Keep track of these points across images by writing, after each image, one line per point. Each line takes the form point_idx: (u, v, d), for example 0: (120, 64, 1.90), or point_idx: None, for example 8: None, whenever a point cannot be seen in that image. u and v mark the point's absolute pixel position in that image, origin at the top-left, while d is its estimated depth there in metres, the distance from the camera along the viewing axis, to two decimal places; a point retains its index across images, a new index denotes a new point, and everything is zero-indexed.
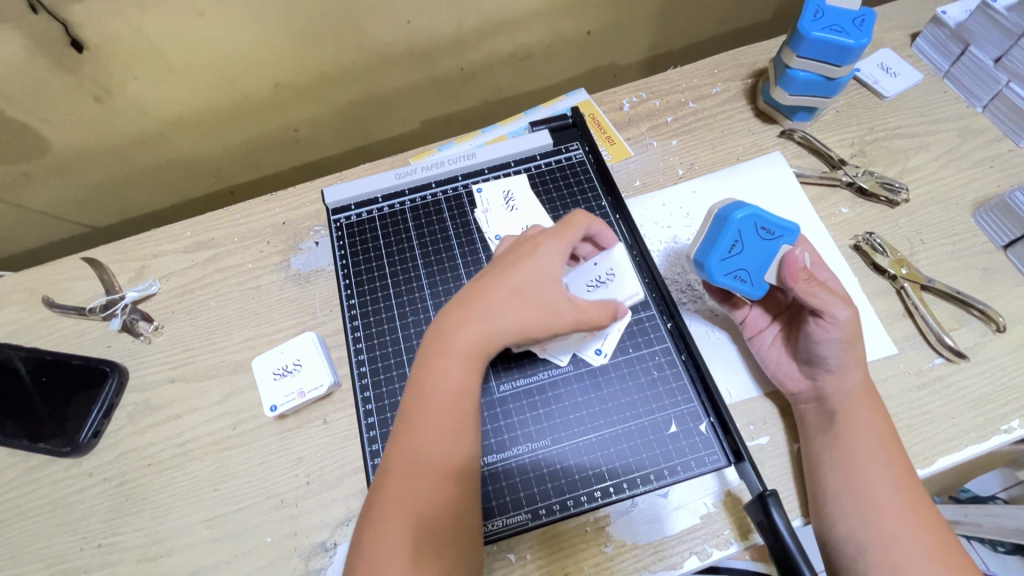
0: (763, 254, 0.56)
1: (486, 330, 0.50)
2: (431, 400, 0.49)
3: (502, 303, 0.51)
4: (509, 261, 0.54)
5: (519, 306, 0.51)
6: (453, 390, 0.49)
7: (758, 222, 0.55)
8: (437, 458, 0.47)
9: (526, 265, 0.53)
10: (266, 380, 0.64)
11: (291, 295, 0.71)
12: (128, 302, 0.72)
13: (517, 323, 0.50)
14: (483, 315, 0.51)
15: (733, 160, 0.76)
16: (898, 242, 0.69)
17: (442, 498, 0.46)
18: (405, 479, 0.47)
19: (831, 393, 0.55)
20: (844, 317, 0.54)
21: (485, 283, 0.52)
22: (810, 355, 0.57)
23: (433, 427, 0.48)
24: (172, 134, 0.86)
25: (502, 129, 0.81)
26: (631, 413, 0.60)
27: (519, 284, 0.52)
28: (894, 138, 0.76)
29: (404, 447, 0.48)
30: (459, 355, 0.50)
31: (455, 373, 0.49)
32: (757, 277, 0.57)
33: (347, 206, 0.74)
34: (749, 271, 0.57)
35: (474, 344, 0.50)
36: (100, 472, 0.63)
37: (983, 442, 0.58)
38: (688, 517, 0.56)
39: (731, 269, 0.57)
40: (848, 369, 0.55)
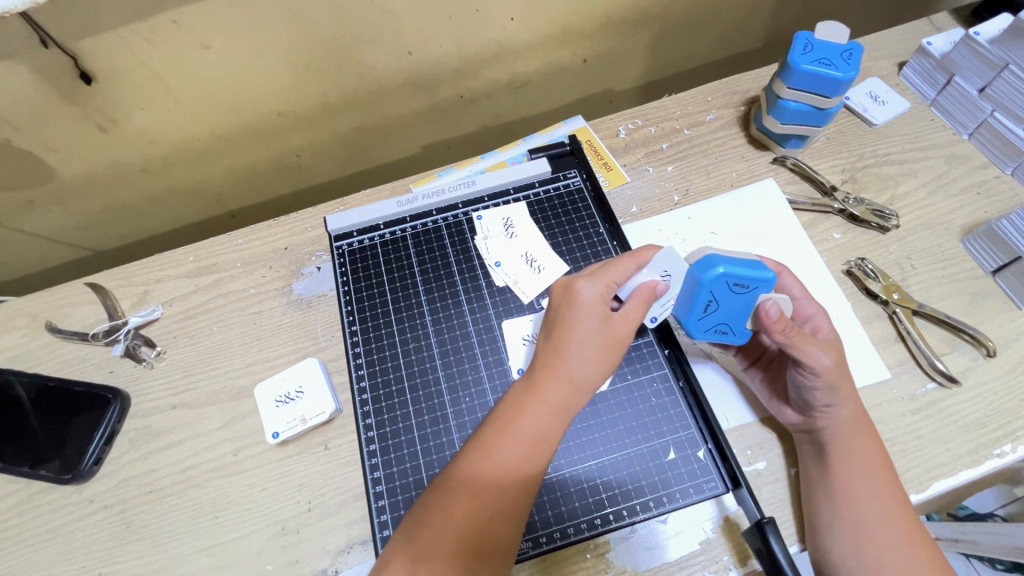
0: (739, 306, 0.56)
1: (573, 383, 0.51)
2: (514, 447, 0.48)
3: (586, 352, 0.51)
4: (582, 301, 0.53)
5: (595, 347, 0.52)
6: (536, 444, 0.49)
7: (729, 281, 0.55)
8: (509, 510, 0.48)
9: (601, 307, 0.53)
10: (268, 407, 0.65)
11: (293, 320, 0.72)
12: (131, 328, 0.73)
13: (591, 366, 0.51)
14: (571, 366, 0.51)
15: (728, 186, 0.78)
16: (889, 267, 0.71)
17: (492, 533, 0.47)
18: (465, 503, 0.47)
19: (824, 427, 0.55)
20: (823, 365, 0.54)
21: (566, 328, 0.52)
22: (796, 397, 0.57)
23: (510, 477, 0.48)
24: (177, 161, 0.87)
25: (502, 155, 0.82)
26: (630, 440, 0.61)
27: (598, 330, 0.52)
28: (883, 165, 0.78)
29: (472, 473, 0.48)
30: (548, 405, 0.50)
31: (542, 427, 0.49)
32: (739, 326, 0.58)
33: (349, 233, 0.75)
34: (729, 323, 0.58)
35: (561, 395, 0.50)
36: (100, 500, 0.63)
37: (977, 467, 0.59)
38: (688, 543, 0.56)
39: (711, 324, 0.58)
40: (839, 406, 0.55)
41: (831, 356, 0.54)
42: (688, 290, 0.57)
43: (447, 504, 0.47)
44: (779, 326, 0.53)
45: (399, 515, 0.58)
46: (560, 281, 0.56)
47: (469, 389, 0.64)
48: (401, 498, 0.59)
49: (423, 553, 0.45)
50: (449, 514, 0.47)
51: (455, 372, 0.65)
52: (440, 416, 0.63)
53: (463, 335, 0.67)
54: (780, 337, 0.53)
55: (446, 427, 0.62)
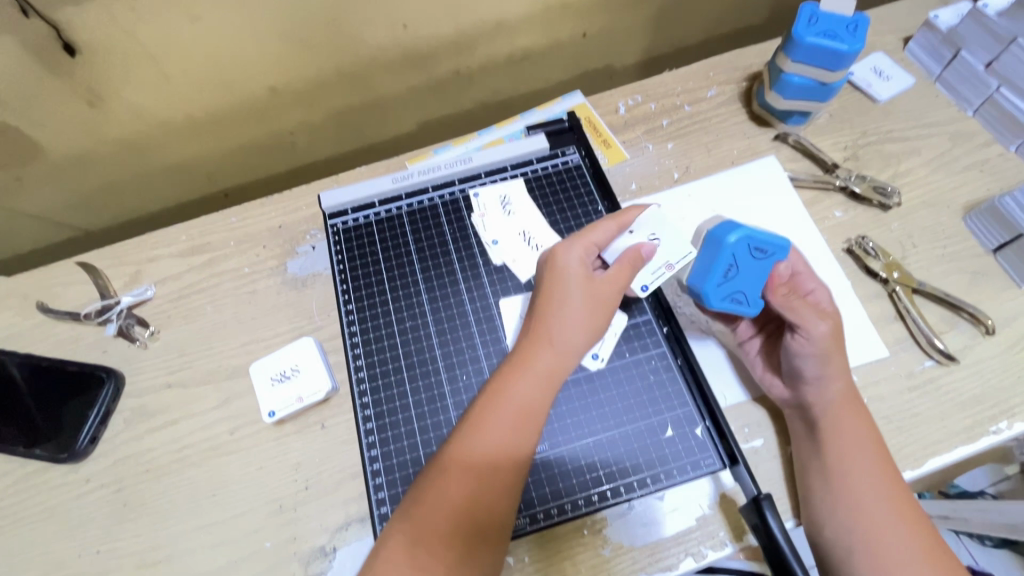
0: (757, 273, 0.57)
1: (561, 350, 0.51)
2: (505, 417, 0.49)
3: (572, 319, 0.52)
4: (563, 270, 0.54)
5: (580, 312, 0.52)
6: (526, 412, 0.49)
7: (750, 243, 0.56)
8: (504, 481, 0.48)
9: (583, 275, 0.54)
10: (264, 386, 0.64)
11: (288, 299, 0.71)
12: (123, 308, 0.72)
13: (578, 332, 0.52)
14: (556, 334, 0.52)
15: (728, 163, 0.77)
16: (889, 245, 0.70)
17: (488, 506, 0.47)
18: (457, 478, 0.47)
19: (814, 403, 0.56)
20: (820, 331, 0.56)
21: (550, 298, 0.53)
22: (790, 367, 0.58)
23: (502, 447, 0.48)
24: (167, 138, 0.85)
25: (499, 132, 0.80)
26: (627, 417, 0.61)
27: (582, 296, 0.53)
28: (886, 143, 0.77)
29: (463, 447, 0.48)
30: (535, 373, 0.50)
31: (531, 396, 0.50)
32: (753, 295, 0.57)
33: (344, 210, 0.74)
34: (746, 292, 0.57)
35: (548, 363, 0.51)
36: (97, 478, 0.63)
37: (972, 444, 0.59)
38: (684, 519, 0.57)
39: (727, 292, 0.57)
40: (832, 378, 0.56)
41: (829, 325, 0.56)
42: (710, 252, 0.57)
43: (440, 481, 0.47)
44: (781, 293, 0.58)
45: (397, 493, 0.58)
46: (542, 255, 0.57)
47: (466, 367, 0.64)
48: (399, 476, 0.59)
49: (420, 529, 0.45)
50: (444, 489, 0.47)
51: (452, 350, 0.65)
52: (437, 394, 0.63)
53: (460, 314, 0.67)
54: (780, 301, 0.58)
55: (443, 406, 0.62)
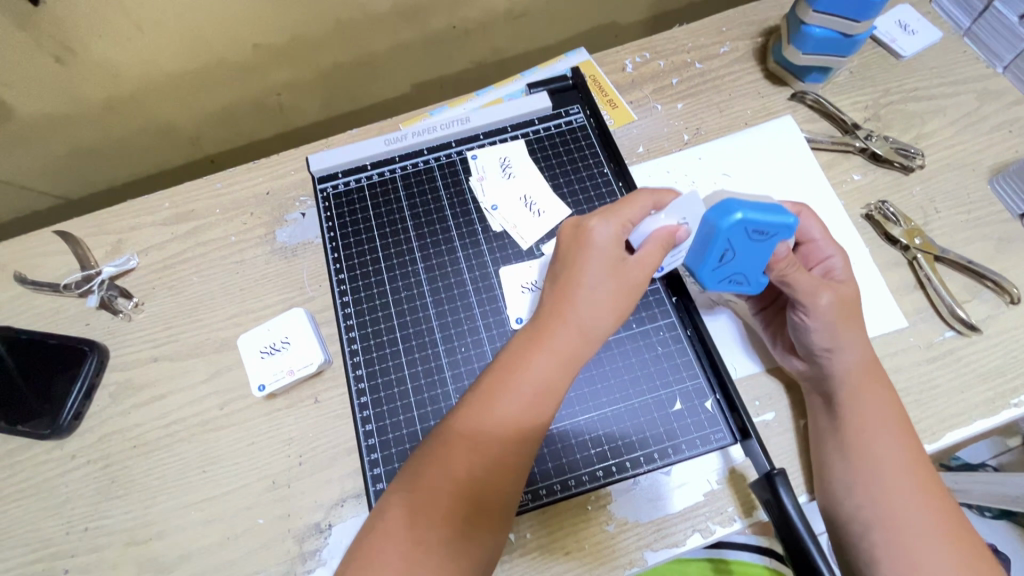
0: (757, 255, 0.52)
1: (582, 331, 0.48)
2: (519, 396, 0.45)
3: (596, 296, 0.48)
4: (590, 243, 0.49)
5: (607, 291, 0.48)
6: (541, 394, 0.46)
7: (748, 228, 0.49)
8: (512, 462, 0.45)
9: (613, 252, 0.49)
10: (253, 358, 0.61)
11: (278, 269, 0.68)
12: (105, 278, 0.68)
13: (604, 312, 0.48)
14: (580, 312, 0.47)
15: (742, 124, 0.72)
16: (911, 211, 0.66)
17: (493, 487, 0.44)
18: (464, 455, 0.44)
19: (834, 375, 0.53)
20: (820, 304, 0.52)
21: (576, 271, 0.49)
22: (797, 340, 0.55)
23: (513, 429, 0.45)
24: (146, 98, 0.80)
25: (498, 91, 0.76)
26: (634, 391, 0.58)
27: (609, 276, 0.48)
28: (910, 102, 0.72)
29: (472, 424, 0.45)
30: (554, 353, 0.47)
31: (549, 376, 0.46)
32: (755, 276, 0.54)
33: (334, 174, 0.70)
34: (745, 275, 0.54)
35: (569, 343, 0.47)
36: (83, 455, 0.61)
37: (993, 417, 0.57)
38: (692, 494, 0.55)
39: (727, 274, 0.55)
40: (843, 352, 0.52)
41: (829, 295, 0.52)
42: (702, 240, 0.52)
43: (445, 456, 0.44)
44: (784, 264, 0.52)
45: (393, 469, 0.56)
46: (568, 224, 0.52)
47: (465, 339, 0.61)
48: (395, 451, 0.57)
49: (420, 505, 0.43)
50: (448, 465, 0.44)
51: (451, 322, 0.62)
52: (434, 367, 0.60)
53: (458, 284, 0.63)
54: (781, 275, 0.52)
55: (441, 378, 0.59)
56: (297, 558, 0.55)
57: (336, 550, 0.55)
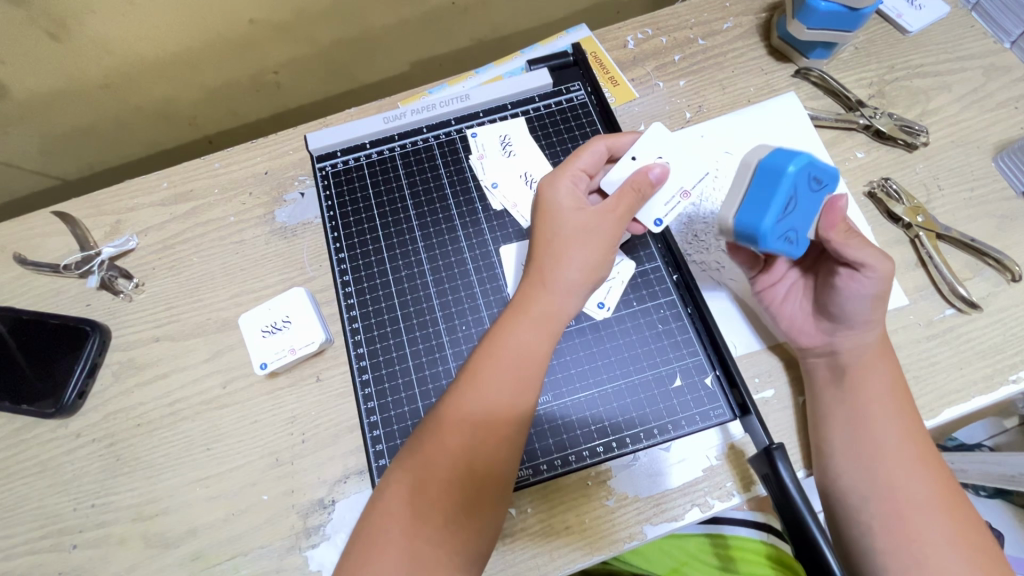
0: (806, 208, 0.49)
1: (559, 294, 0.48)
2: (500, 361, 0.46)
3: (565, 252, 0.49)
4: (552, 207, 0.51)
5: (575, 247, 0.49)
6: (523, 357, 0.47)
7: (809, 173, 0.47)
8: (501, 429, 0.45)
9: (578, 208, 0.50)
10: (254, 338, 0.62)
11: (277, 249, 0.68)
12: (105, 259, 0.68)
13: (580, 268, 0.48)
14: (556, 275, 0.48)
15: (744, 102, 0.72)
16: (913, 188, 0.66)
17: (484, 457, 0.44)
18: (454, 427, 0.45)
19: (848, 350, 0.53)
20: (871, 272, 0.50)
21: (542, 235, 0.50)
22: (833, 309, 0.53)
23: (500, 396, 0.46)
24: (141, 76, 0.79)
25: (498, 68, 0.75)
26: (634, 367, 0.58)
27: (580, 231, 0.49)
28: (915, 78, 0.71)
29: (458, 397, 0.46)
30: (530, 317, 0.48)
31: (527, 341, 0.47)
32: (802, 234, 0.50)
33: (333, 153, 0.70)
34: (797, 232, 0.49)
35: (547, 307, 0.48)
36: (88, 433, 0.61)
37: (990, 393, 0.57)
38: (691, 470, 0.55)
39: (783, 231, 0.48)
40: (867, 327, 0.52)
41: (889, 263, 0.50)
42: (766, 186, 0.47)
43: (436, 431, 0.45)
44: (840, 229, 0.50)
45: (395, 445, 0.57)
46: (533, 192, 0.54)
47: (466, 317, 0.61)
48: (397, 428, 0.57)
49: (416, 479, 0.44)
50: (438, 438, 0.45)
51: (451, 300, 0.62)
52: (435, 345, 0.60)
53: (458, 263, 0.63)
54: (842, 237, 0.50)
55: (442, 356, 0.60)
56: (301, 533, 0.56)
57: (339, 525, 0.56)
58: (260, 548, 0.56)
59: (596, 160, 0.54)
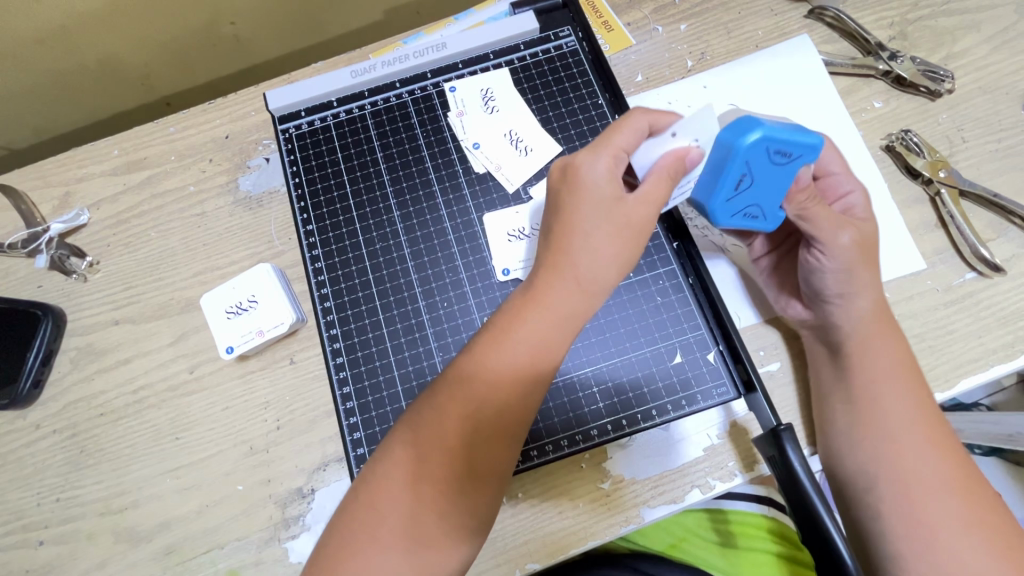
0: (778, 183, 0.45)
1: (580, 285, 0.43)
2: (512, 358, 0.41)
3: (592, 240, 0.43)
4: (581, 184, 0.44)
5: (604, 234, 0.43)
6: (539, 356, 0.42)
7: (768, 147, 0.43)
8: (508, 434, 0.41)
9: (614, 190, 0.44)
10: (218, 319, 0.57)
11: (243, 222, 0.62)
12: (53, 236, 0.62)
13: (607, 260, 0.43)
14: (577, 263, 0.43)
15: (752, 47, 0.65)
16: (935, 140, 0.60)
17: (485, 458, 0.41)
18: (456, 422, 0.40)
19: (837, 322, 0.49)
20: (841, 244, 0.47)
21: (568, 216, 0.44)
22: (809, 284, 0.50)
23: (510, 396, 0.41)
24: (81, 30, 0.71)
25: (478, 15, 0.67)
26: (631, 344, 0.54)
27: (611, 219, 0.43)
28: (940, 16, 0.64)
29: (464, 389, 0.41)
30: (551, 311, 0.42)
31: (544, 337, 0.42)
32: (774, 209, 0.48)
33: (296, 112, 0.63)
34: (763, 206, 0.47)
35: (570, 302, 0.42)
36: (48, 424, 0.57)
37: (1010, 362, 0.53)
38: (692, 451, 0.52)
39: (740, 207, 0.47)
40: (857, 296, 0.48)
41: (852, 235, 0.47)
42: (715, 169, 0.45)
43: (436, 424, 0.41)
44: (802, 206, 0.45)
45: (374, 432, 0.53)
46: (562, 161, 0.46)
47: (448, 293, 0.56)
48: (375, 414, 0.53)
49: (412, 472, 0.40)
50: (437, 431, 0.40)
51: (431, 275, 0.57)
52: (415, 324, 0.55)
53: (439, 234, 0.58)
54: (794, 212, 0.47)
55: (423, 337, 0.55)
56: (280, 524, 0.53)
57: (320, 515, 0.53)
58: (238, 540, 0.53)
59: (637, 140, 0.46)
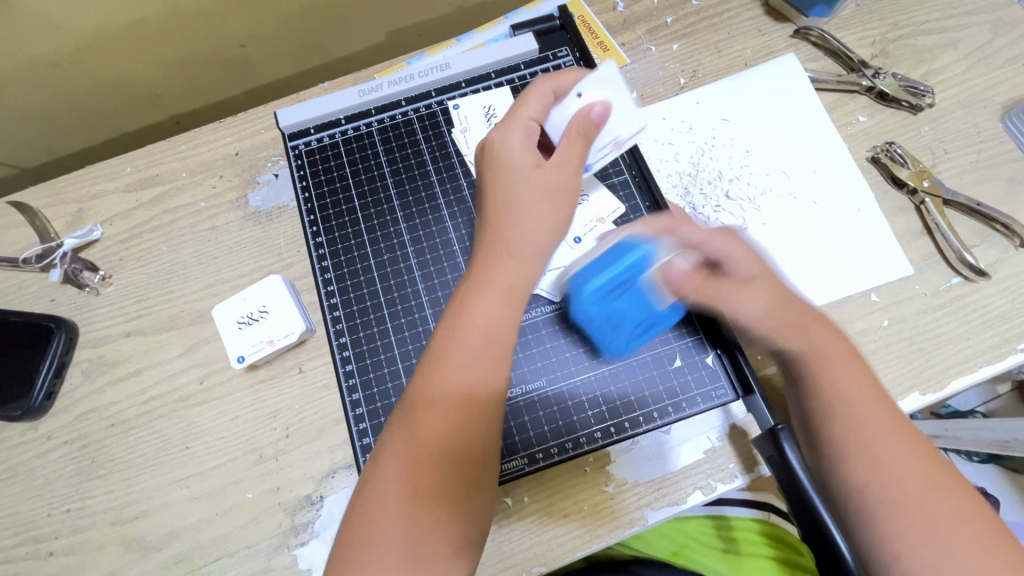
0: (635, 300, 0.52)
1: (521, 256, 0.45)
2: (472, 342, 0.42)
3: (521, 210, 0.46)
4: (502, 164, 0.48)
5: (534, 204, 0.46)
6: (494, 333, 0.43)
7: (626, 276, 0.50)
8: (482, 418, 0.42)
9: (532, 161, 0.48)
10: (230, 330, 0.58)
11: (253, 235, 0.64)
12: (67, 251, 0.63)
13: (540, 226, 0.46)
14: (512, 236, 0.46)
15: (741, 66, 0.68)
16: (919, 152, 0.63)
17: (465, 447, 0.41)
18: (428, 417, 0.41)
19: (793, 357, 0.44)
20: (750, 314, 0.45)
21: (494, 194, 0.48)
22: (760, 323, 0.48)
23: (477, 379, 0.42)
24: (97, 53, 0.74)
25: (479, 37, 0.70)
26: (632, 348, 0.56)
27: (539, 188, 0.47)
28: (919, 35, 0.68)
29: (431, 382, 0.42)
30: (496, 286, 0.44)
31: (498, 314, 0.43)
32: (660, 313, 0.53)
33: (306, 129, 0.65)
34: (649, 322, 0.54)
35: (515, 274, 0.45)
36: (59, 436, 0.58)
37: (999, 363, 0.55)
38: (692, 452, 0.53)
39: (638, 331, 0.54)
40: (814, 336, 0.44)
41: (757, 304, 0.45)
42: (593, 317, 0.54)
43: (413, 426, 0.41)
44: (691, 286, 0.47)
45: None
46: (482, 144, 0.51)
47: None
48: (384, 419, 0.55)
49: (402, 483, 0.40)
50: (418, 433, 0.41)
51: (437, 283, 0.59)
52: (422, 331, 0.57)
53: (443, 244, 0.60)
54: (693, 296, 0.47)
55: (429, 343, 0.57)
56: (289, 531, 0.54)
57: (330, 521, 0.54)
58: (248, 548, 0.53)
59: (545, 107, 0.51)
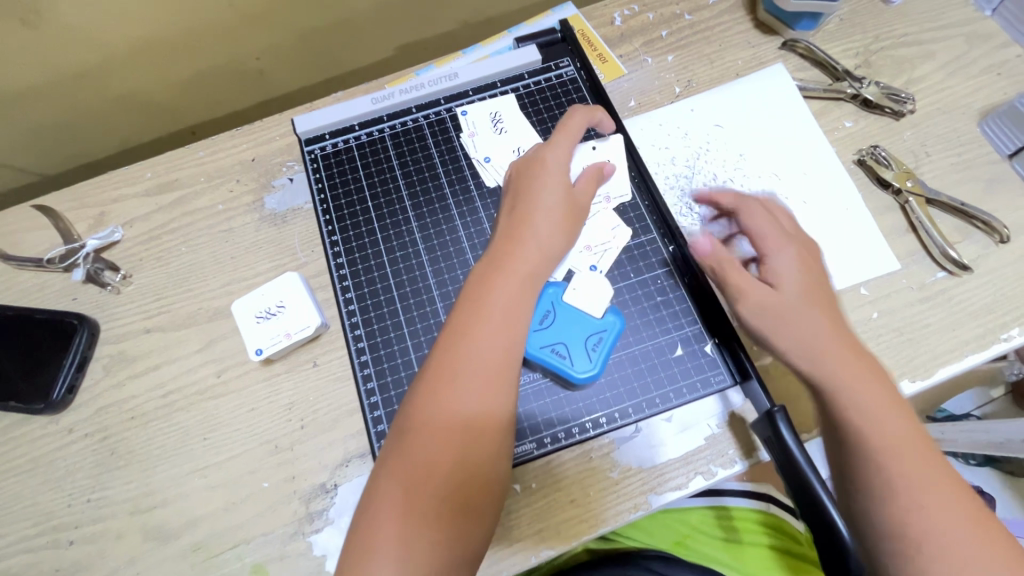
0: (568, 312, 0.57)
1: (542, 256, 0.50)
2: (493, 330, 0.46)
3: (550, 218, 0.52)
4: (539, 175, 0.54)
5: (559, 213, 0.52)
6: (516, 325, 0.47)
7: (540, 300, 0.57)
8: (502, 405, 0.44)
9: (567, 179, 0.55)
10: (248, 325, 0.60)
11: (268, 236, 0.66)
12: (90, 251, 0.66)
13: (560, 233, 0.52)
14: (539, 238, 0.51)
15: (732, 75, 0.72)
16: (902, 154, 0.67)
17: (482, 430, 0.43)
18: (451, 396, 0.44)
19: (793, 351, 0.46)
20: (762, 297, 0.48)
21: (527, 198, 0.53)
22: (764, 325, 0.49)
23: (499, 365, 0.45)
24: (120, 65, 0.77)
25: (485, 49, 0.74)
26: (635, 338, 0.59)
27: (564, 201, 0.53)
28: (900, 47, 0.72)
29: (457, 364, 0.45)
30: (517, 283, 0.48)
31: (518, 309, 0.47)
32: (601, 322, 0.57)
33: (321, 135, 0.69)
34: (597, 332, 0.57)
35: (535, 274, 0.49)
36: (80, 429, 0.60)
37: (983, 352, 0.58)
38: (692, 438, 0.56)
39: (592, 345, 0.56)
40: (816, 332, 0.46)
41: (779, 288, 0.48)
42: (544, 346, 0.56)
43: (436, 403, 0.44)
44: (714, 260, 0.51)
45: None
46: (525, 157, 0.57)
47: None
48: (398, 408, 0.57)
49: (418, 456, 0.41)
50: (438, 411, 0.43)
51: (447, 279, 0.61)
52: (433, 324, 0.60)
53: (453, 242, 0.63)
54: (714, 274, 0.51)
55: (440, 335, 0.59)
56: (304, 519, 0.55)
57: (343, 509, 0.55)
58: (264, 535, 0.55)
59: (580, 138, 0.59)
